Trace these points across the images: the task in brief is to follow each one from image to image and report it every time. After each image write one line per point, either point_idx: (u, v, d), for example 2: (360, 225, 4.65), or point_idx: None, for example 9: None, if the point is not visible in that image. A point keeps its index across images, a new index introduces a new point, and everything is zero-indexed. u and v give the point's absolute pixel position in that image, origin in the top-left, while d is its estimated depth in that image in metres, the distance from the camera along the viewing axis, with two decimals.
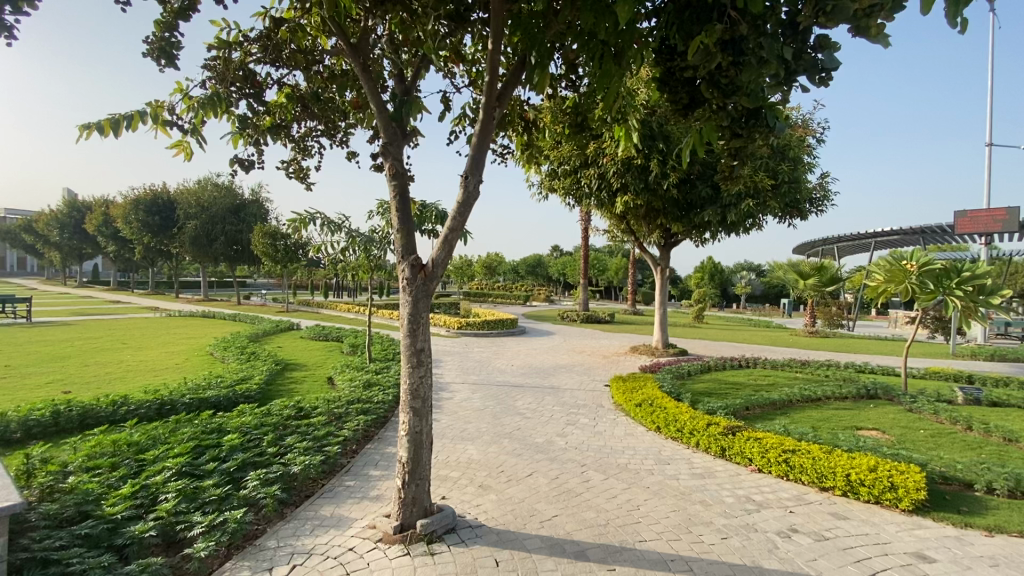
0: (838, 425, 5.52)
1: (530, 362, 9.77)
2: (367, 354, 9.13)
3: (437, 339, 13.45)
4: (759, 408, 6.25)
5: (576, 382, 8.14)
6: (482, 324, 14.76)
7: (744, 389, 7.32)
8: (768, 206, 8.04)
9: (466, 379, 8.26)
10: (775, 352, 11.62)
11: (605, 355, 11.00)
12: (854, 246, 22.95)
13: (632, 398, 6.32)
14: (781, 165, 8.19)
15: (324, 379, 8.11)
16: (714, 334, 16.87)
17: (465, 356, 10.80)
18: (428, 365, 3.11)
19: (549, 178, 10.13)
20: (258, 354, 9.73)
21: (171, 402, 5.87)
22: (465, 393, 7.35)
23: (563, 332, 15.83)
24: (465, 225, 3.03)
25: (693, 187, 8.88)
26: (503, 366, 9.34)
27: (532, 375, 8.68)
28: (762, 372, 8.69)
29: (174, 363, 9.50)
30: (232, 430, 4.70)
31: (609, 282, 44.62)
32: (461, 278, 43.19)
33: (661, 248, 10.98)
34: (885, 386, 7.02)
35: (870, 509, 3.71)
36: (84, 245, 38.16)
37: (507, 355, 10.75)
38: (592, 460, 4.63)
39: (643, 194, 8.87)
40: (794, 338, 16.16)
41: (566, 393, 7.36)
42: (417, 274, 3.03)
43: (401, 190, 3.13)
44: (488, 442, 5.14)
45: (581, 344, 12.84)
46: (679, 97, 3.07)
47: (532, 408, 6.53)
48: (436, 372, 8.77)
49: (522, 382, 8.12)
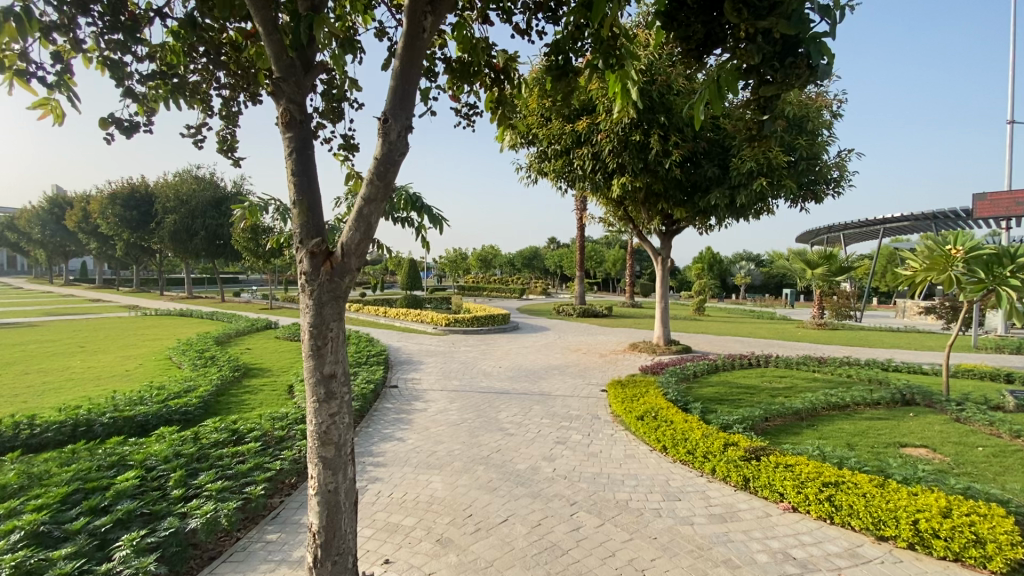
0: (878, 442, 4.64)
1: (519, 364, 8.84)
2: None
3: (422, 338, 12.52)
4: (780, 420, 5.35)
5: (570, 387, 7.24)
6: (471, 321, 13.86)
7: (759, 394, 6.43)
8: (785, 185, 7.06)
9: (446, 385, 7.35)
10: (786, 348, 10.72)
11: (602, 353, 10.11)
12: (862, 233, 22.07)
13: (632, 409, 5.42)
14: (798, 139, 7.20)
15: (284, 388, 7.18)
16: (717, 328, 15.99)
17: (449, 356, 9.87)
18: (343, 397, 2.18)
19: (538, 160, 9.19)
20: (219, 358, 8.80)
21: (88, 422, 4.97)
22: (442, 402, 6.42)
23: (558, 328, 14.91)
24: (389, 192, 2.07)
25: (697, 167, 7.96)
26: (489, 369, 8.42)
27: (520, 379, 7.74)
28: (772, 372, 7.88)
29: (126, 368, 8.60)
30: (136, 464, 3.77)
31: (607, 274, 43.70)
32: (455, 272, 42.30)
33: (661, 236, 10.05)
34: (922, 390, 6.12)
35: (948, 572, 2.81)
36: (67, 242, 37.10)
37: (494, 356, 9.82)
38: (584, 497, 3.71)
39: (643, 175, 7.93)
40: (802, 330, 15.29)
41: (557, 401, 6.45)
42: (320, 266, 2.07)
43: (301, 147, 2.19)
44: (458, 471, 4.23)
45: (578, 341, 11.95)
46: (690, 33, 2.02)
47: (516, 421, 5.62)
48: (413, 377, 7.86)
49: (508, 388, 7.20)
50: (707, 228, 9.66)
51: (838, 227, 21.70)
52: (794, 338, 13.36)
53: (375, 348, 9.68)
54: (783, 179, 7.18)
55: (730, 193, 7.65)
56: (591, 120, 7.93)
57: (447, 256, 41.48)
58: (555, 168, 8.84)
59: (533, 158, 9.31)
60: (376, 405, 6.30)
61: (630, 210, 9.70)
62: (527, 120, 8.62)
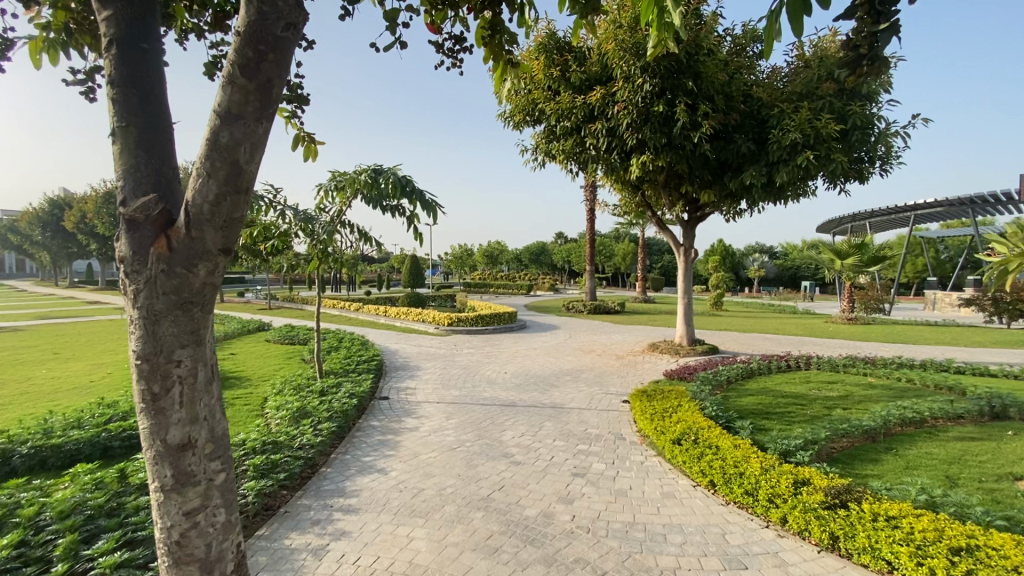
0: (983, 473, 3.64)
1: (527, 369, 7.88)
2: (322, 363, 7.28)
3: (422, 340, 11.59)
4: (848, 443, 4.36)
5: (586, 397, 6.27)
6: (475, 320, 12.92)
7: (811, 407, 5.43)
8: (836, 159, 6.02)
9: (443, 396, 6.40)
10: (823, 347, 9.67)
11: (619, 355, 9.13)
12: (889, 220, 20.86)
13: (667, 430, 4.45)
14: (851, 105, 6.14)
15: (258, 399, 6.27)
16: (738, 325, 14.93)
17: (450, 361, 8.94)
18: (208, 479, 1.24)
19: (546, 140, 8.20)
20: None
21: (3, 453, 4.11)
22: (437, 419, 5.47)
23: (568, 326, 13.95)
24: (273, 103, 1.11)
25: (729, 143, 6.96)
26: (494, 376, 7.47)
27: (528, 387, 6.78)
28: (816, 376, 6.86)
29: (90, 379, 7.76)
30: (22, 522, 2.87)
31: (616, 269, 42.61)
32: (461, 268, 41.55)
33: (684, 224, 9.03)
34: (1013, 400, 5.09)
35: None
36: (69, 244, 36.70)
37: (499, 360, 8.86)
38: (616, 564, 2.74)
39: (666, 153, 6.96)
40: (832, 325, 14.22)
41: (571, 417, 5.47)
42: (154, 249, 1.13)
43: (130, 37, 1.24)
44: (449, 520, 3.27)
45: (591, 340, 10.96)
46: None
47: (524, 443, 4.66)
48: (407, 386, 6.93)
49: (515, 399, 6.24)
50: (734, 213, 8.69)
51: (863, 216, 20.50)
52: (825, 335, 12.31)
53: (367, 353, 8.76)
54: (833, 152, 6.13)
55: (766, 171, 6.65)
56: (606, 90, 6.93)
57: (453, 253, 40.64)
58: (564, 148, 7.86)
59: (539, 139, 8.34)
60: (360, 422, 5.37)
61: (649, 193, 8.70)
62: (533, 93, 7.64)
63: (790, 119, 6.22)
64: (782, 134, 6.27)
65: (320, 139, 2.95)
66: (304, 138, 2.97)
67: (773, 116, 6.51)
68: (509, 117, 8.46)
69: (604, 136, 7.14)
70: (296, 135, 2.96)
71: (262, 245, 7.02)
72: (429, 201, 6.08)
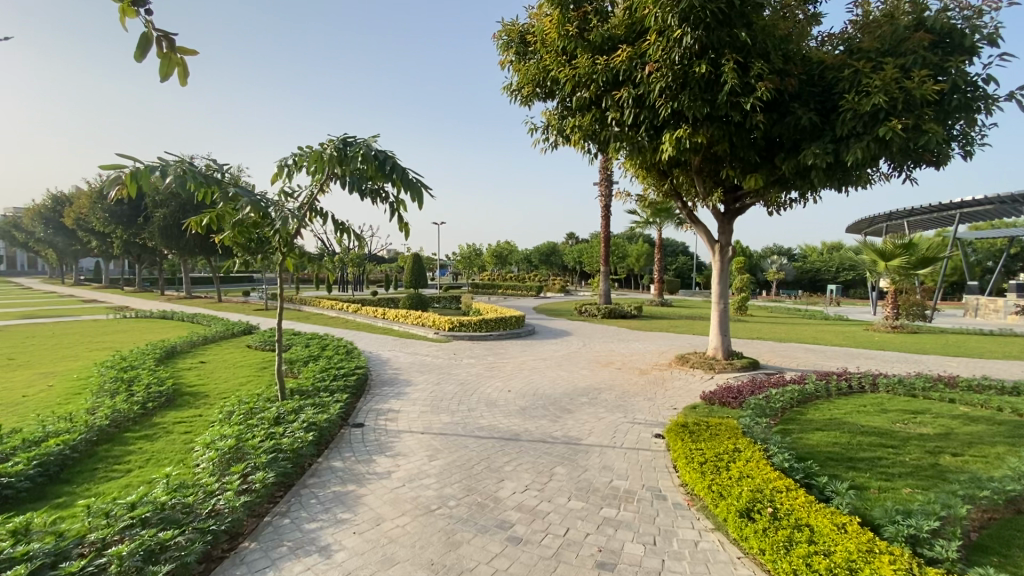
0: None
1: (535, 387, 6.65)
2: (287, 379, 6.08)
3: (419, 347, 10.37)
4: (990, 516, 3.07)
5: (607, 429, 5.00)
6: (479, 325, 11.70)
7: (906, 451, 4.14)
8: (932, 128, 4.71)
9: (430, 425, 5.16)
10: (880, 363, 8.30)
11: (642, 370, 7.86)
12: (926, 219, 19.39)
13: (729, 491, 3.19)
14: (950, 61, 4.84)
15: (202, 425, 5.08)
16: (768, 332, 13.57)
17: (446, 374, 7.72)
18: None
19: (559, 117, 6.97)
20: (145, 377, 6.77)
21: None
22: (416, 460, 4.23)
23: (581, 332, 12.67)
24: None
25: (785, 114, 5.68)
26: (495, 397, 6.22)
27: (536, 413, 5.52)
28: (893, 405, 5.54)
29: (24, 393, 6.61)
30: None
31: (630, 270, 41.17)
32: (470, 268, 40.50)
33: (720, 218, 7.75)
34: None
35: None
36: (72, 241, 36.06)
37: (503, 374, 7.62)
38: None
39: (706, 127, 5.75)
40: (873, 333, 12.84)
41: (591, 459, 4.21)
42: None
43: None
44: None
45: (608, 350, 9.70)
46: None
47: (528, 504, 3.41)
48: (389, 409, 5.71)
49: (519, 430, 4.99)
50: (778, 203, 7.49)
51: (899, 214, 19.01)
52: (872, 346, 10.90)
53: (351, 363, 7.56)
54: (927, 121, 4.83)
55: (834, 148, 5.40)
56: (634, 49, 5.70)
57: (462, 253, 39.58)
58: (581, 126, 6.62)
59: (552, 115, 7.08)
60: (316, 464, 4.14)
61: (682, 180, 7.49)
62: (545, 58, 6.43)
63: (870, 80, 4.95)
64: (860, 98, 5.00)
65: (185, 46, 1.81)
66: (158, 43, 1.81)
67: (845, 79, 5.23)
68: (516, 91, 7.23)
69: (630, 107, 5.89)
70: (141, 34, 1.79)
71: (216, 239, 5.74)
72: (415, 182, 4.91)
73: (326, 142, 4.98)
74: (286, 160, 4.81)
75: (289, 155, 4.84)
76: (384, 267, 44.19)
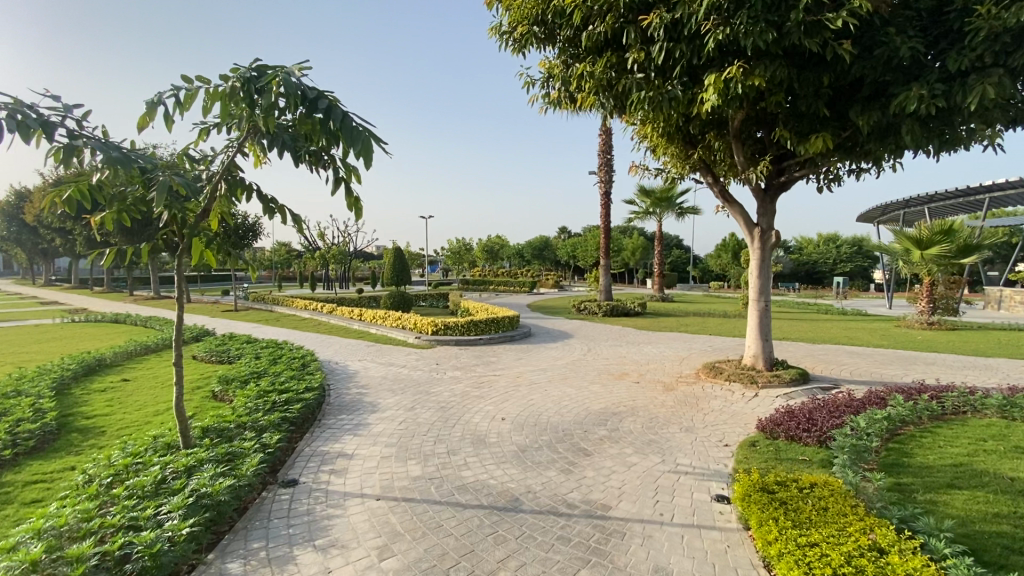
0: None
1: (537, 413, 5.12)
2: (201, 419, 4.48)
3: (395, 355, 8.78)
4: None
5: (644, 488, 3.47)
6: (465, 328, 10.13)
7: None
8: None
9: (392, 484, 3.62)
10: (950, 372, 6.87)
11: (666, 385, 6.37)
12: (946, 206, 18.10)
13: None
14: None
15: (56, 492, 3.48)
16: (790, 330, 12.17)
17: (424, 394, 6.17)
18: None
19: (563, 64, 5.43)
20: (23, 407, 5.13)
21: None
22: (358, 559, 2.68)
23: (583, 334, 11.14)
24: None
25: (875, 45, 4.25)
26: (484, 431, 4.66)
27: (540, 458, 3.99)
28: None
29: None
30: None
31: (625, 264, 39.72)
32: (459, 264, 38.83)
33: (761, 196, 6.28)
34: None
35: None
36: (36, 239, 33.81)
37: (495, 393, 6.08)
38: None
39: (766, 64, 4.31)
40: (910, 331, 11.45)
41: (633, 554, 2.69)
42: None
43: None
44: None
45: (618, 357, 8.20)
46: None
47: None
48: (338, 457, 4.14)
49: (517, 490, 3.46)
50: (831, 176, 6.08)
51: (919, 200, 17.70)
52: (918, 346, 9.49)
53: (302, 382, 5.96)
54: None
55: (943, 88, 4.06)
56: None
57: (450, 248, 38.03)
58: (592, 74, 5.09)
59: (554, 65, 5.54)
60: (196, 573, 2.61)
61: (715, 147, 6.05)
62: None
63: None
64: (1001, 10, 3.62)
65: None
66: None
67: None
68: (507, 34, 5.65)
69: (661, 40, 4.41)
70: None
71: (94, 220, 4.02)
72: (361, 131, 3.16)
73: (228, 76, 3.19)
74: (162, 96, 2.95)
75: (171, 88, 3.01)
76: (370, 264, 42.43)
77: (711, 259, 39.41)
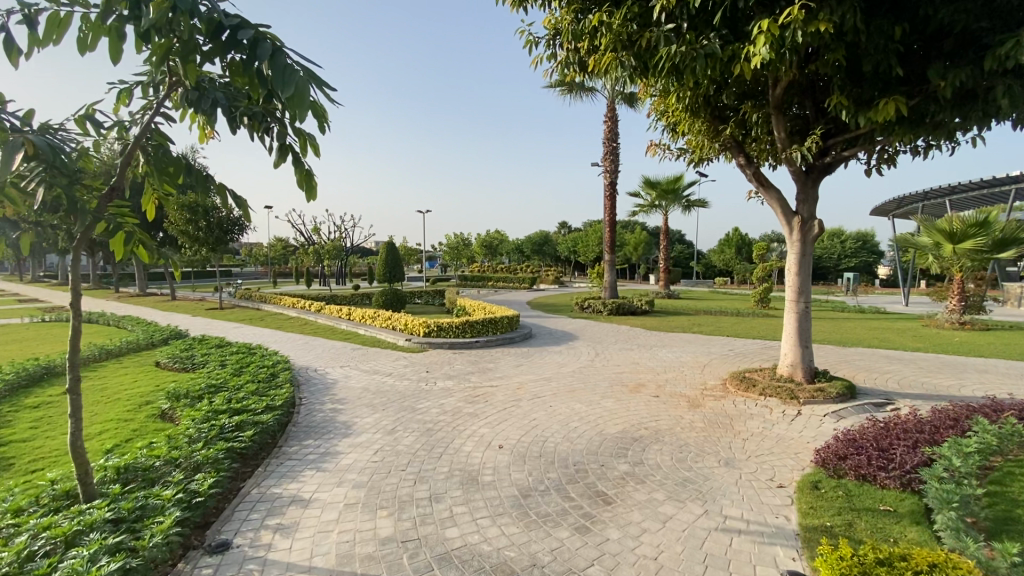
0: None
1: (541, 440, 4.23)
2: (120, 456, 3.57)
3: (381, 361, 7.87)
4: None
5: (689, 559, 2.59)
6: (459, 330, 9.24)
7: None
8: None
9: (353, 551, 2.73)
10: (1014, 383, 5.98)
11: (690, 399, 5.48)
12: (967, 198, 17.13)
13: None
14: None
15: None
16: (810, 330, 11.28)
17: (408, 410, 5.27)
18: None
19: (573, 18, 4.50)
20: None
21: None
22: None
23: (588, 335, 10.24)
24: None
25: None
26: (477, 465, 3.77)
27: (548, 509, 3.10)
28: None
29: None
30: None
31: (626, 260, 38.78)
32: (456, 260, 37.74)
33: (802, 179, 5.36)
34: None
35: None
36: None
37: (492, 410, 5.19)
38: None
39: (833, 5, 3.39)
40: (942, 332, 10.55)
41: None
42: None
43: None
44: None
45: (630, 364, 7.31)
46: None
47: None
48: (289, 507, 3.24)
49: (519, 564, 2.56)
50: (886, 156, 5.17)
51: (938, 192, 16.72)
52: (959, 350, 8.60)
53: (264, 399, 5.04)
54: None
55: None
56: None
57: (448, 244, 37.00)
58: (609, 25, 4.15)
59: (561, 19, 4.61)
60: None
61: (750, 120, 5.16)
62: None
63: None
64: None
65: None
66: None
67: None
68: None
69: None
70: None
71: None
72: (296, 71, 2.25)
73: None
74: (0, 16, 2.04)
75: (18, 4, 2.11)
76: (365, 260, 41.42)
77: (714, 254, 38.36)
